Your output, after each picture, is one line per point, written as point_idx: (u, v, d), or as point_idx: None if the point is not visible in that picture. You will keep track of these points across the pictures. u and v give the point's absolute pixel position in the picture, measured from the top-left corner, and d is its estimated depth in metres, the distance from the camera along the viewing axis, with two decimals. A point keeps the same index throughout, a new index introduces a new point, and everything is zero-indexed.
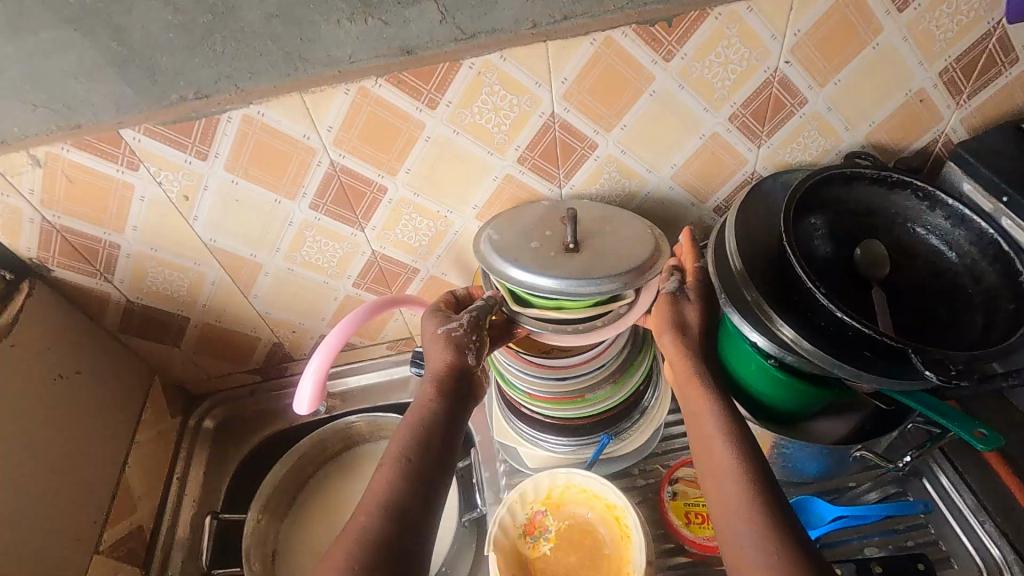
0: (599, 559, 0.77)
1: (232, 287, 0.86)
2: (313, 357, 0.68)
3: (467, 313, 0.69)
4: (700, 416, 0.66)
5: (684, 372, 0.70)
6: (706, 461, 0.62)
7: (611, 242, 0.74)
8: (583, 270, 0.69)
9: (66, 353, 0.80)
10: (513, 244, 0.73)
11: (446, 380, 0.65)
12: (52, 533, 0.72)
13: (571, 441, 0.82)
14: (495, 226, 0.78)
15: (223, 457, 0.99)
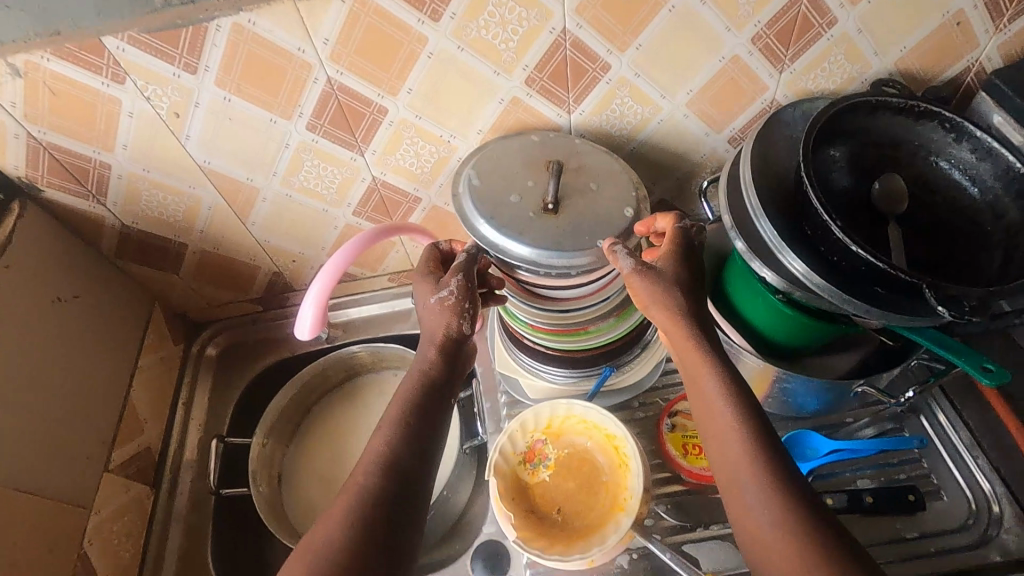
0: (597, 486, 0.79)
1: (228, 212, 0.84)
2: (313, 284, 0.67)
3: (456, 278, 0.66)
4: (698, 378, 0.60)
5: (680, 334, 0.63)
6: (709, 425, 0.59)
7: (590, 205, 0.68)
8: (555, 238, 0.65)
9: (63, 275, 0.79)
10: (489, 196, 0.68)
11: (447, 345, 0.64)
12: (63, 450, 0.74)
13: (572, 372, 0.82)
14: (477, 163, 0.71)
15: (227, 383, 1.00)
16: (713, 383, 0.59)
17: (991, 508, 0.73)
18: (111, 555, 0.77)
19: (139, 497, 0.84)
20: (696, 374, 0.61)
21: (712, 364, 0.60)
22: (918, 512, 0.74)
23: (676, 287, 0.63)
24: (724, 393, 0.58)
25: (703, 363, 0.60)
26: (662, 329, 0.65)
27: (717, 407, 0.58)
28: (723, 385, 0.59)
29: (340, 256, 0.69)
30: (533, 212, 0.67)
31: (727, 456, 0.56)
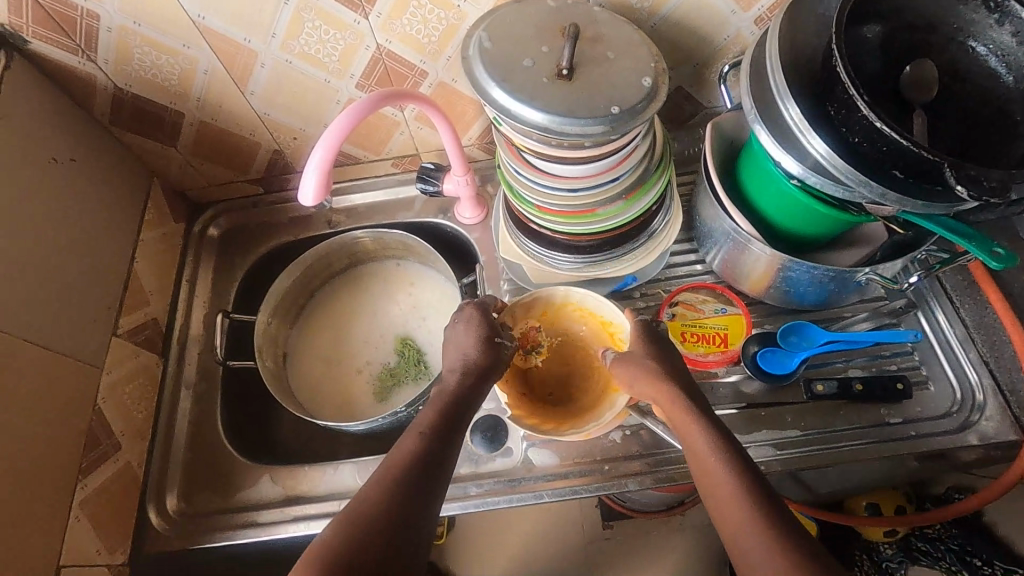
0: (592, 368, 0.84)
1: (226, 79, 0.80)
2: (318, 147, 0.65)
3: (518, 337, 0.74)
4: (690, 442, 0.62)
5: (669, 402, 0.66)
6: (705, 482, 0.58)
7: (607, 72, 0.65)
8: (569, 105, 0.62)
9: (57, 136, 0.76)
10: (502, 59, 0.64)
11: (481, 375, 0.68)
12: (71, 311, 0.74)
13: (577, 259, 0.82)
14: (488, 26, 0.67)
15: (231, 264, 1.00)
16: (707, 437, 0.60)
17: (975, 397, 0.76)
18: (124, 414, 0.80)
19: (149, 364, 0.86)
20: (688, 435, 0.63)
21: (701, 423, 0.62)
22: (904, 399, 0.76)
23: (648, 362, 0.71)
24: (716, 449, 0.59)
25: (691, 419, 0.63)
26: (653, 402, 0.69)
27: (709, 460, 0.59)
28: (712, 436, 0.60)
29: (344, 122, 0.66)
30: (546, 78, 0.63)
31: (719, 497, 0.56)
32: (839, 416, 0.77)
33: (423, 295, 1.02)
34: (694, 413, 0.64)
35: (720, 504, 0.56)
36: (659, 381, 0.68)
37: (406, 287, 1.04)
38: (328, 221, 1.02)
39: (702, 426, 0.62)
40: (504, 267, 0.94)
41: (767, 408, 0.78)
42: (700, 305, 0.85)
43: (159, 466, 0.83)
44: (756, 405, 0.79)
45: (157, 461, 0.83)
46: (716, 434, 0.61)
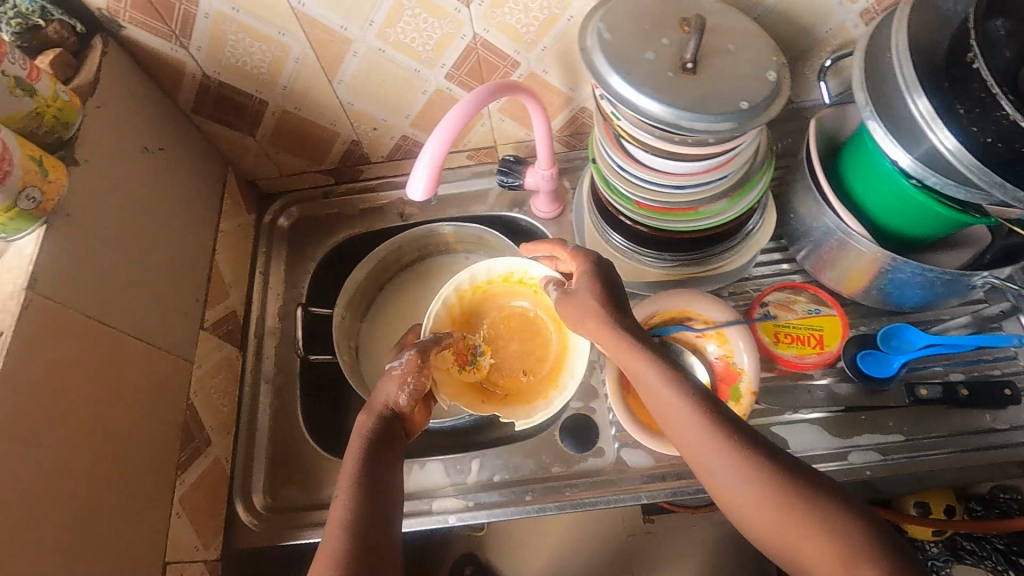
0: (532, 324, 0.89)
1: (316, 67, 0.78)
2: (433, 141, 0.63)
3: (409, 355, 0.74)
4: (639, 377, 0.63)
5: (612, 341, 0.66)
6: (663, 415, 0.61)
7: (733, 66, 0.63)
8: (697, 100, 0.60)
9: (147, 125, 0.74)
10: (624, 52, 0.62)
11: (386, 415, 0.69)
12: (166, 303, 0.73)
13: (674, 258, 0.80)
14: (603, 17, 0.64)
15: (302, 256, 0.98)
16: (655, 372, 0.62)
17: None
18: (213, 408, 0.79)
19: (231, 357, 0.85)
20: (635, 370, 0.63)
21: (649, 358, 0.63)
22: (1010, 405, 0.75)
23: (594, 296, 0.69)
24: (672, 388, 0.60)
25: (638, 353, 0.63)
26: (598, 343, 0.69)
27: (664, 394, 0.61)
28: (669, 373, 0.61)
29: (457, 117, 0.64)
30: (671, 72, 0.61)
31: (681, 425, 0.59)
32: (943, 421, 0.76)
33: None
34: (637, 345, 0.64)
35: (684, 434, 0.59)
36: (602, 320, 0.67)
37: None
38: (400, 214, 1.01)
39: (652, 362, 0.62)
40: None
41: (866, 412, 0.77)
42: (792, 306, 0.83)
43: (245, 462, 0.82)
44: (855, 409, 0.78)
45: (243, 457, 0.82)
46: (666, 369, 0.62)
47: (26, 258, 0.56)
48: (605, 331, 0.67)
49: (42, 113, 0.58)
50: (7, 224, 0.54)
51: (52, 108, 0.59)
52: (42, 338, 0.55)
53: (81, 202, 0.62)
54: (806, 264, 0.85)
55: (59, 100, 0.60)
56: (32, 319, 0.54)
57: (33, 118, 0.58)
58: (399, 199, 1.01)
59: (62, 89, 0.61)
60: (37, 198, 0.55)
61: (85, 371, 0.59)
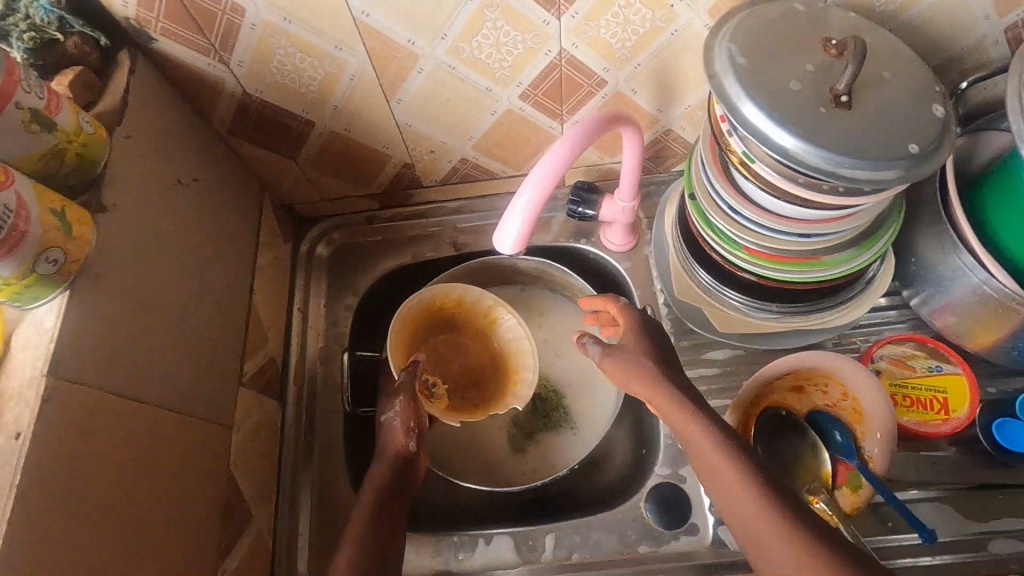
0: (435, 342, 0.87)
1: (374, 85, 0.67)
2: (528, 187, 0.53)
3: (399, 398, 0.72)
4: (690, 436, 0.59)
5: (664, 402, 0.61)
6: (714, 480, 0.58)
7: (892, 99, 0.52)
8: (855, 143, 0.49)
9: (180, 153, 0.64)
10: (762, 81, 0.51)
11: (395, 463, 0.68)
12: (203, 362, 0.63)
13: (784, 309, 0.69)
14: (734, 36, 0.53)
15: (344, 289, 0.88)
16: (707, 436, 0.58)
17: None
18: (253, 476, 0.69)
19: (271, 412, 0.75)
20: (687, 433, 0.60)
21: (697, 416, 0.59)
22: None
23: (644, 354, 0.64)
24: (734, 464, 0.56)
25: (694, 419, 0.59)
26: (648, 402, 0.64)
27: (717, 462, 0.57)
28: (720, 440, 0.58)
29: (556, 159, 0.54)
30: (820, 108, 0.50)
31: (728, 486, 0.56)
32: None
33: (557, 329, 0.90)
34: (690, 403, 0.60)
35: (735, 503, 0.56)
36: (650, 378, 0.63)
37: (537, 317, 0.91)
38: (452, 243, 0.90)
39: (701, 427, 0.58)
40: (661, 304, 0.82)
41: (1003, 492, 0.68)
42: (909, 362, 0.73)
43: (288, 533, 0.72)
44: (989, 487, 0.69)
45: (284, 527, 0.73)
46: (721, 431, 0.58)
47: (46, 335, 0.45)
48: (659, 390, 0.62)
49: (63, 151, 0.48)
50: (22, 291, 0.44)
51: (74, 144, 0.49)
52: (67, 436, 0.45)
53: (110, 256, 0.51)
54: (923, 313, 0.74)
55: (83, 133, 0.50)
56: (56, 413, 0.44)
57: (53, 157, 0.48)
58: (451, 226, 0.91)
59: (86, 118, 0.51)
60: (59, 259, 0.45)
61: (120, 464, 0.49)
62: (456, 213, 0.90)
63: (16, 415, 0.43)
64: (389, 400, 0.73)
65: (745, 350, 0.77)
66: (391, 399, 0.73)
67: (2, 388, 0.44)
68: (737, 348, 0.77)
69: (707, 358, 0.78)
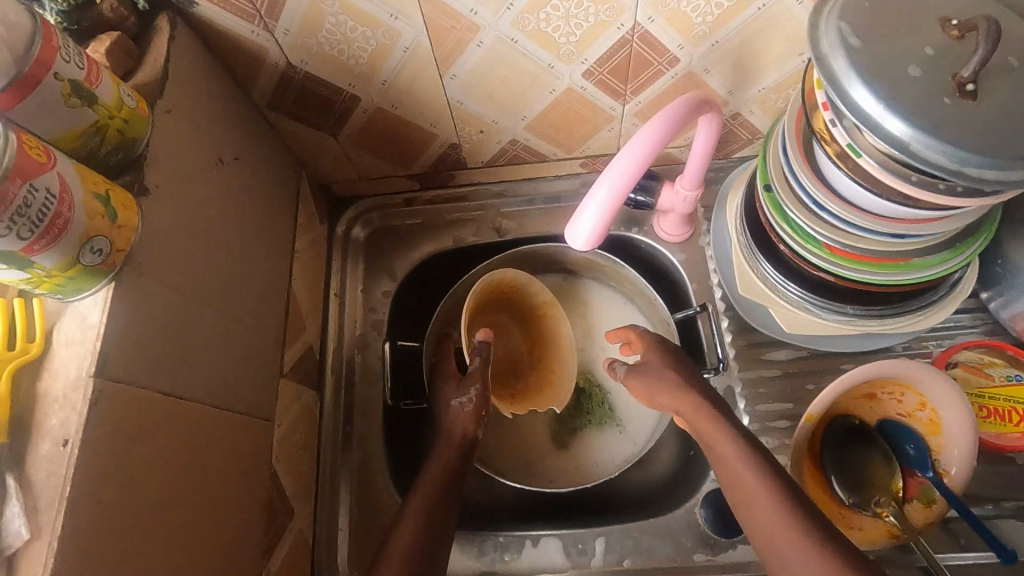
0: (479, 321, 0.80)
1: (428, 58, 0.62)
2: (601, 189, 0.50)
3: (475, 384, 0.69)
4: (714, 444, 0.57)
5: (694, 411, 0.59)
6: (737, 490, 0.55)
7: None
8: (983, 137, 0.44)
9: (220, 130, 0.59)
10: (879, 64, 0.46)
11: (458, 451, 0.66)
12: (246, 355, 0.59)
13: (860, 312, 0.65)
14: (844, 14, 0.48)
15: (382, 275, 0.84)
16: (732, 442, 0.56)
17: None
18: (294, 471, 0.66)
19: (310, 403, 0.72)
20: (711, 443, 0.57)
21: (725, 425, 0.57)
22: None
23: (669, 369, 0.64)
24: (756, 468, 0.54)
25: (721, 428, 0.57)
26: (676, 415, 0.62)
27: (742, 470, 0.54)
28: (745, 448, 0.55)
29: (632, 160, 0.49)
30: (943, 98, 0.45)
31: (750, 493, 0.53)
32: None
33: (602, 322, 0.84)
34: (719, 414, 0.58)
35: (756, 509, 0.53)
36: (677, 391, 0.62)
37: (582, 309, 0.85)
38: (495, 229, 0.86)
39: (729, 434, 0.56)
40: (718, 299, 0.77)
41: None
42: (986, 370, 0.69)
43: (328, 528, 0.70)
44: None
45: (325, 523, 0.70)
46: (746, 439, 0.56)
47: (90, 331, 0.41)
48: (691, 399, 0.60)
49: (103, 127, 0.44)
50: (65, 284, 0.40)
51: (116, 120, 0.44)
52: (116, 442, 0.41)
53: (154, 244, 0.47)
54: (1004, 317, 0.69)
55: (124, 107, 0.45)
56: (104, 418, 0.40)
57: (94, 135, 0.43)
58: (494, 211, 0.86)
59: (127, 91, 0.46)
60: (104, 249, 0.41)
61: (167, 468, 0.46)
62: (499, 197, 0.86)
63: (62, 419, 0.39)
64: (462, 384, 0.70)
65: (808, 352, 0.73)
66: (463, 384, 0.70)
67: (45, 388, 0.41)
68: (800, 350, 0.73)
69: (766, 359, 0.73)
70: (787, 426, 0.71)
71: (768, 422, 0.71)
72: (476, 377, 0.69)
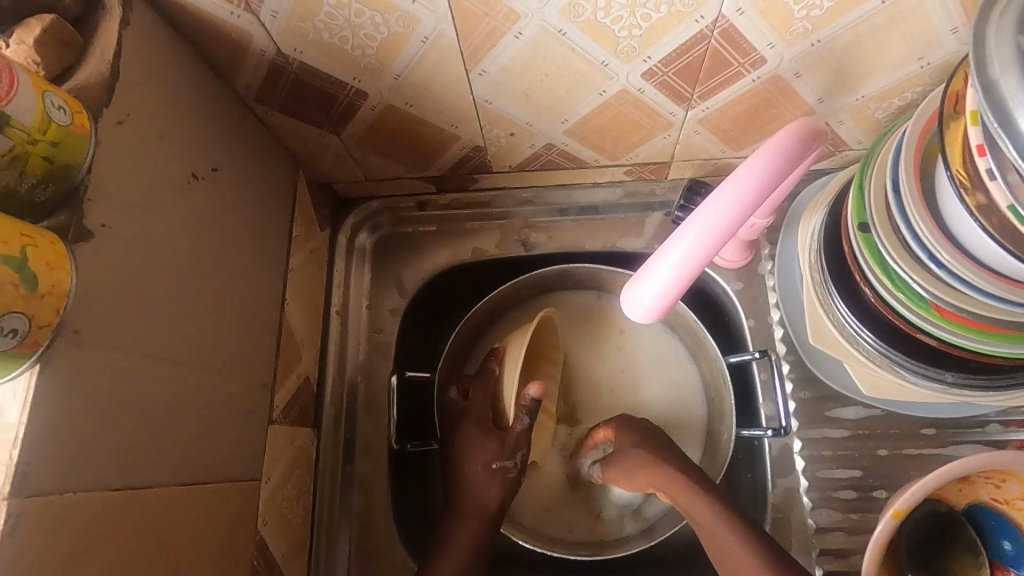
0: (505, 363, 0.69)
1: (453, 50, 0.49)
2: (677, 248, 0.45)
3: (520, 450, 0.62)
4: (691, 508, 0.56)
5: (664, 476, 0.58)
6: (715, 553, 0.53)
7: None
8: None
9: (193, 136, 0.47)
10: None
11: (493, 519, 0.61)
12: (229, 409, 0.50)
13: (965, 381, 0.53)
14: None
15: (391, 290, 0.74)
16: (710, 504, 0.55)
17: None
18: (286, 528, 0.58)
19: (306, 445, 0.63)
20: (686, 504, 0.56)
21: (698, 488, 0.56)
22: None
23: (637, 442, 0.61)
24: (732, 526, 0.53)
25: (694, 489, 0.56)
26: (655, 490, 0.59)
27: (722, 535, 0.53)
28: (724, 507, 0.55)
29: (729, 209, 0.43)
30: None
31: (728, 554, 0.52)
32: None
33: (641, 349, 0.73)
34: (691, 477, 0.57)
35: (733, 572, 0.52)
36: (654, 456, 0.59)
37: (616, 334, 0.74)
38: (522, 241, 0.75)
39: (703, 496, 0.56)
40: (779, 341, 0.68)
41: None
42: None
43: None
44: None
45: None
46: (720, 498, 0.56)
47: (7, 434, 0.32)
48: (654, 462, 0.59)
49: (21, 155, 0.33)
50: None
51: (39, 145, 0.33)
52: (45, 571, 0.32)
53: (100, 303, 0.37)
54: None
55: (50, 125, 0.34)
56: (24, 547, 0.31)
57: (8, 166, 0.32)
58: (521, 220, 0.75)
59: (56, 101, 0.35)
60: (21, 328, 0.31)
61: None
62: (527, 204, 0.74)
63: None
64: (504, 446, 0.62)
65: (883, 411, 0.63)
66: (507, 445, 0.62)
67: None
68: (872, 408, 0.63)
69: (832, 417, 0.64)
70: (854, 498, 0.62)
71: (829, 491, 0.63)
72: (520, 442, 0.62)
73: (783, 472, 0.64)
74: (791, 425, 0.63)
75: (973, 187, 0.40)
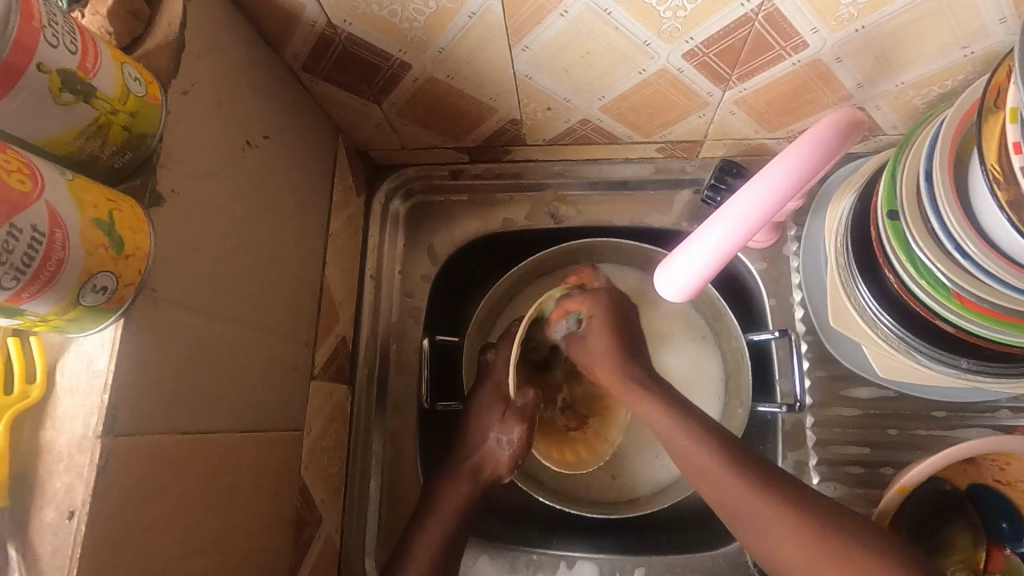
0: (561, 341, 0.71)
1: (499, 25, 0.50)
2: (709, 241, 0.50)
3: (518, 427, 0.64)
4: (647, 416, 0.59)
5: (611, 375, 0.62)
6: (709, 487, 0.54)
7: None
8: None
9: (247, 104, 0.49)
10: None
11: (484, 483, 0.64)
12: (278, 366, 0.53)
13: (980, 368, 0.54)
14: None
15: (423, 256, 0.76)
16: (666, 417, 0.57)
17: None
18: (324, 476, 0.63)
19: (342, 400, 0.67)
20: (644, 414, 0.60)
21: (657, 400, 0.59)
22: None
23: (604, 335, 0.63)
24: (685, 427, 0.56)
25: (643, 398, 0.59)
26: (596, 375, 0.64)
27: (681, 439, 0.56)
28: (686, 421, 0.57)
29: (766, 197, 0.46)
30: None
31: (709, 476, 0.54)
32: None
33: (668, 321, 0.75)
34: (649, 389, 0.60)
35: (710, 485, 0.54)
36: (607, 360, 0.62)
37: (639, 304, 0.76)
38: (551, 214, 0.77)
39: (655, 403, 0.58)
40: (798, 321, 0.69)
41: None
42: None
43: (357, 530, 0.67)
44: None
45: (355, 524, 0.67)
46: (679, 409, 0.58)
47: (97, 381, 0.36)
48: (617, 363, 0.62)
49: (105, 125, 0.36)
50: (64, 324, 0.34)
51: (120, 115, 0.36)
52: (130, 501, 0.37)
53: (170, 267, 0.40)
54: None
55: (129, 97, 0.36)
56: (113, 481, 0.36)
57: (93, 135, 0.35)
58: (551, 193, 0.77)
59: (133, 73, 0.37)
60: (110, 286, 0.34)
61: (190, 517, 0.41)
62: (558, 177, 0.76)
63: (67, 485, 0.35)
64: (504, 419, 0.65)
65: (895, 392, 0.65)
66: (507, 419, 0.64)
67: (50, 441, 0.36)
68: (885, 389, 0.66)
69: (845, 396, 0.67)
70: (861, 473, 0.65)
71: (838, 466, 0.66)
72: (522, 417, 0.64)
73: (795, 446, 0.67)
74: (805, 401, 0.67)
75: (1006, 182, 0.40)
